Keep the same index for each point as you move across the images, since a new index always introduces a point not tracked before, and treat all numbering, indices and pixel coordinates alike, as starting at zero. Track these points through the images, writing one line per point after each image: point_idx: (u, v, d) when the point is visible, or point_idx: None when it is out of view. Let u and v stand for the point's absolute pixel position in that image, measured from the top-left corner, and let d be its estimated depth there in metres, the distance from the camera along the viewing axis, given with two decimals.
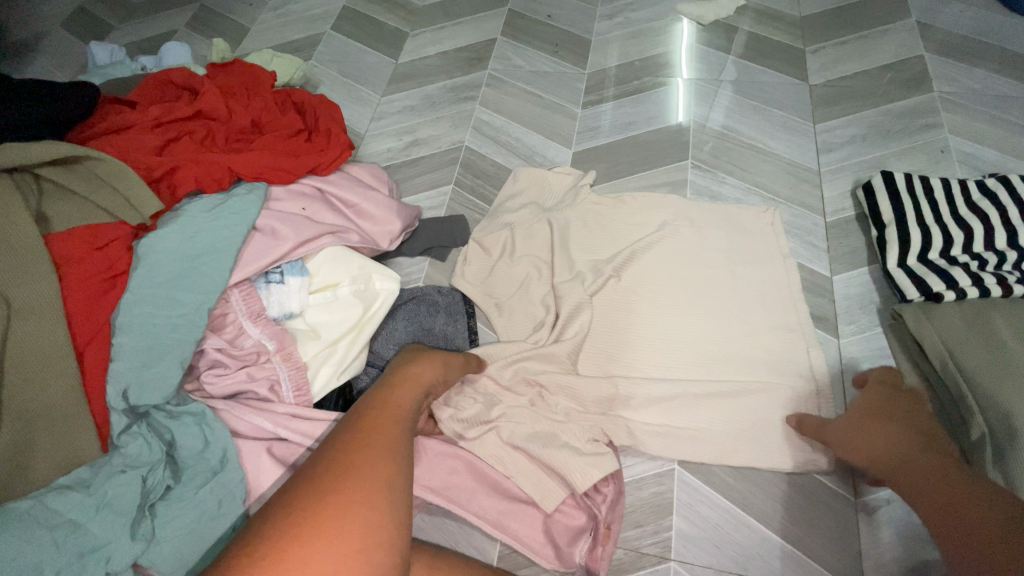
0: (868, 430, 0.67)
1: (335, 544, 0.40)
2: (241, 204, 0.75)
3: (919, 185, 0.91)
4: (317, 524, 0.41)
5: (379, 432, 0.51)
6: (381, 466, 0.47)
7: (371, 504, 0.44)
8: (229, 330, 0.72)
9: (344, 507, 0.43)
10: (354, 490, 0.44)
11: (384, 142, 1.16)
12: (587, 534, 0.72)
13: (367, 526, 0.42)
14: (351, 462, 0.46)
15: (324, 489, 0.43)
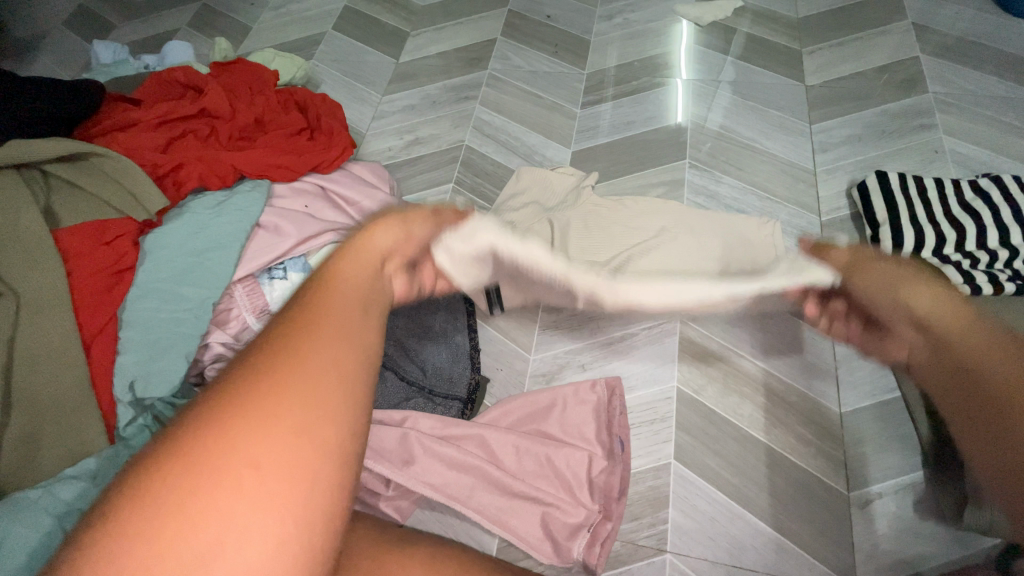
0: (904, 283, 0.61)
1: (272, 435, 0.36)
2: (245, 201, 0.77)
3: (913, 185, 0.92)
4: (243, 411, 0.36)
5: (320, 322, 0.43)
6: (329, 347, 0.42)
7: (315, 394, 0.38)
8: (232, 325, 0.72)
9: (284, 396, 0.38)
10: (296, 375, 0.39)
11: (385, 140, 1.17)
12: (585, 530, 0.73)
13: (309, 429, 0.37)
14: (295, 343, 0.41)
15: (262, 375, 0.38)
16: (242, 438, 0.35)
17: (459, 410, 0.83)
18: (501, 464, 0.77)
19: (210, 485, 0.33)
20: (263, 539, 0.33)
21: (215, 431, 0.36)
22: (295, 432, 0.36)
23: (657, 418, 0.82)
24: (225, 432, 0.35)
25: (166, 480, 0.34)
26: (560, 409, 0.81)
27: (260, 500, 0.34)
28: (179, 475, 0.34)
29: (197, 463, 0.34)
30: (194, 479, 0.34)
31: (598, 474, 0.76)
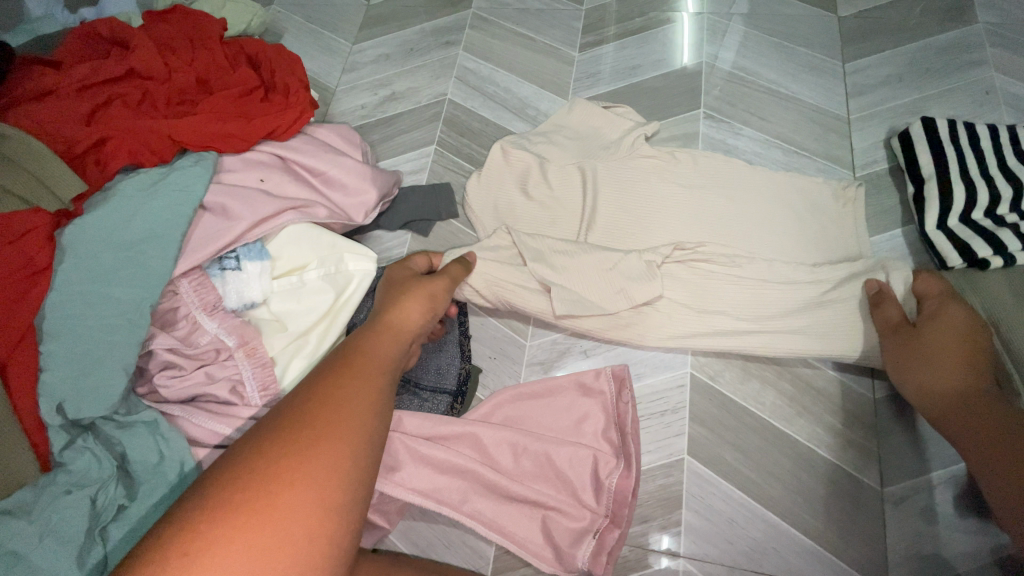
0: (940, 365, 0.63)
1: (308, 493, 0.38)
2: (185, 177, 0.66)
3: (964, 134, 0.80)
4: (288, 472, 0.39)
5: (354, 387, 0.45)
6: (363, 410, 0.44)
7: (349, 450, 0.41)
8: (181, 327, 0.63)
9: (316, 471, 0.39)
10: (337, 441, 0.41)
11: (358, 97, 1.03)
12: (590, 537, 0.66)
13: (330, 496, 0.39)
14: (314, 433, 0.41)
15: (298, 434, 0.40)
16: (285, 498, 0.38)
17: (448, 405, 0.74)
18: (496, 465, 0.69)
19: (250, 531, 0.36)
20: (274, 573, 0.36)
21: (256, 481, 0.38)
22: (316, 509, 0.38)
23: (668, 410, 0.74)
24: (270, 480, 0.38)
25: (206, 536, 0.36)
26: (554, 401, 0.73)
27: (297, 555, 0.37)
28: (221, 530, 0.36)
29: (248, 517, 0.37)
30: (243, 522, 0.37)
31: (606, 475, 0.68)
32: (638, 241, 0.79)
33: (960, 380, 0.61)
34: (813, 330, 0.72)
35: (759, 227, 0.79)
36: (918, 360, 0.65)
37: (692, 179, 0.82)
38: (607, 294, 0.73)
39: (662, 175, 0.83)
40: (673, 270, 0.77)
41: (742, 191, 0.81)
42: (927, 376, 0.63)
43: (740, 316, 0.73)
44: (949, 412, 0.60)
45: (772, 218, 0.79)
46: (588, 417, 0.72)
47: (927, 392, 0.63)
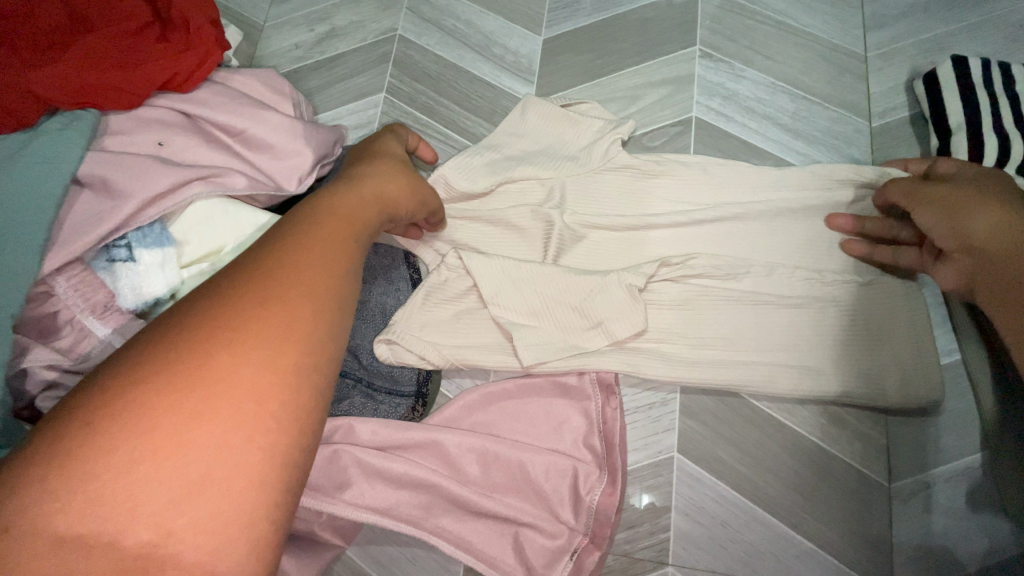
0: (973, 212, 0.52)
1: (252, 367, 0.31)
2: (53, 143, 0.52)
3: (997, 77, 0.68)
4: (217, 348, 0.31)
5: (314, 252, 0.39)
6: (326, 276, 0.37)
7: (309, 315, 0.35)
8: (66, 336, 0.51)
9: (264, 346, 0.32)
10: (284, 308, 0.34)
11: (292, 34, 0.87)
12: (567, 557, 0.59)
13: (275, 385, 0.31)
14: (264, 301, 0.34)
15: (251, 289, 0.34)
16: (217, 370, 0.31)
17: (408, 408, 0.65)
18: (462, 474, 0.61)
19: (151, 443, 0.28)
20: (200, 480, 0.28)
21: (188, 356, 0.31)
22: (265, 390, 0.31)
23: (658, 403, 0.66)
24: (198, 351, 0.31)
25: (108, 443, 0.28)
26: (526, 403, 0.65)
27: (234, 456, 0.29)
28: (130, 426, 0.28)
29: (156, 409, 0.29)
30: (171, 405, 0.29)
31: (587, 491, 0.61)
32: (617, 261, 0.68)
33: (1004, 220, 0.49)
34: (828, 368, 0.62)
35: (760, 229, 0.67)
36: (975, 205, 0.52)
37: (678, 189, 0.69)
38: (584, 334, 0.63)
39: (642, 185, 0.70)
40: (660, 290, 0.67)
41: (737, 195, 0.68)
42: (985, 217, 0.51)
43: (740, 352, 0.63)
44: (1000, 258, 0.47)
45: (770, 219, 0.67)
46: (566, 423, 0.64)
47: (988, 238, 0.49)
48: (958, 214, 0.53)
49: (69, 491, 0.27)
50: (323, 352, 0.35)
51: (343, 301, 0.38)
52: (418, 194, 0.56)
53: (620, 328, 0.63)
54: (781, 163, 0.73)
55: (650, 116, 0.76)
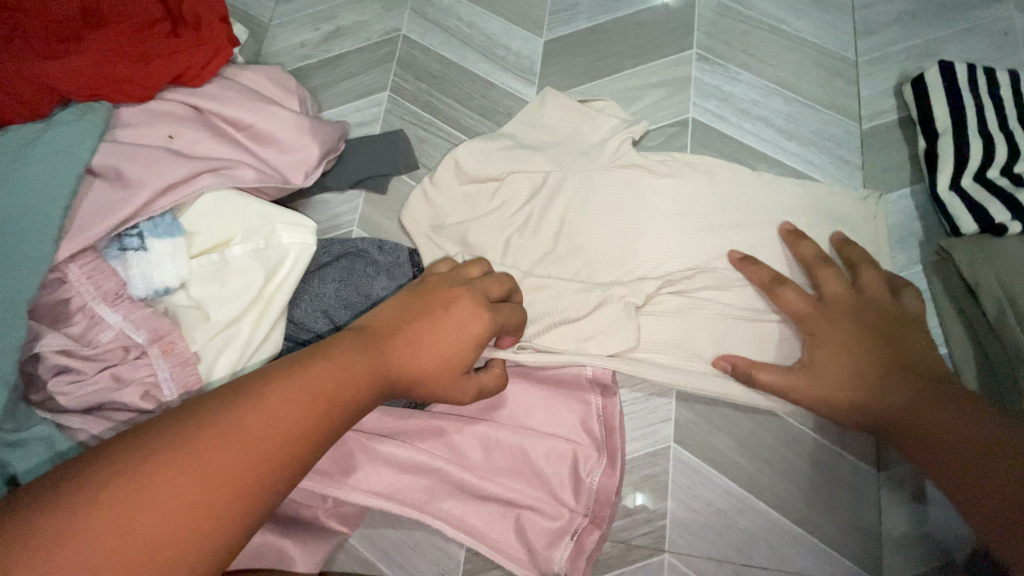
0: (858, 365, 0.57)
1: (211, 488, 0.35)
2: (66, 134, 0.54)
3: (982, 81, 0.71)
4: (194, 458, 0.35)
5: (315, 382, 0.42)
6: (313, 411, 0.40)
7: (279, 455, 0.38)
8: (77, 322, 0.52)
9: (228, 467, 0.36)
10: (259, 438, 0.37)
11: (297, 33, 0.88)
12: (567, 538, 0.61)
13: (220, 511, 0.35)
14: (248, 423, 0.38)
15: (248, 405, 0.38)
16: (185, 473, 0.34)
17: (411, 395, 0.66)
18: (465, 459, 0.63)
19: (104, 528, 0.32)
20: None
21: (175, 455, 0.35)
22: (209, 510, 0.34)
23: (654, 395, 0.67)
24: (180, 454, 0.35)
25: (70, 517, 0.32)
26: (527, 391, 0.66)
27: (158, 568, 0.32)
28: (94, 506, 0.32)
29: (131, 495, 0.33)
30: (133, 498, 0.33)
31: (587, 473, 0.63)
32: (617, 271, 0.69)
33: (898, 396, 0.54)
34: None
35: (755, 226, 0.69)
36: (835, 347, 0.58)
37: (675, 190, 0.71)
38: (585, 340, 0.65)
39: (642, 184, 0.72)
40: (663, 301, 0.68)
41: (732, 191, 0.71)
42: (845, 372, 0.57)
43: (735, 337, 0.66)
44: (908, 429, 0.52)
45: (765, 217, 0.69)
46: (565, 409, 0.65)
47: (893, 411, 0.54)
48: (839, 362, 0.58)
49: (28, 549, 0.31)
50: (272, 492, 0.38)
51: (324, 441, 0.41)
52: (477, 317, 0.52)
53: (617, 339, 0.64)
54: (774, 163, 0.75)
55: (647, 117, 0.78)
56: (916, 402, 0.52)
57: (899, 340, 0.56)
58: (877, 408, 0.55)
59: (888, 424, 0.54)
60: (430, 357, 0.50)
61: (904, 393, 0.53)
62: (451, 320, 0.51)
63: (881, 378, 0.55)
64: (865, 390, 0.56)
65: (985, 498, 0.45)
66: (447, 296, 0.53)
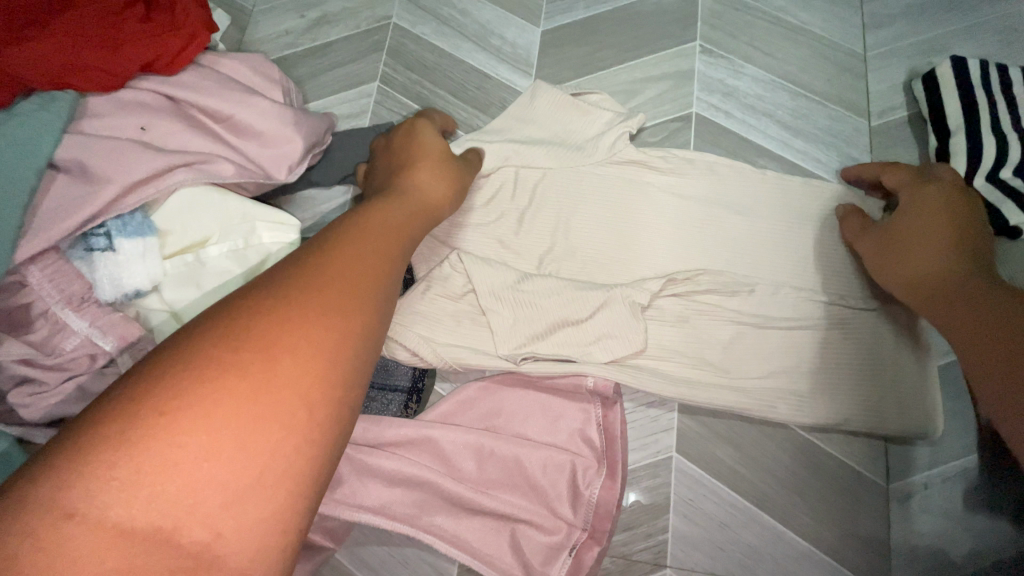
0: (912, 250, 0.54)
1: (292, 377, 0.30)
2: (25, 125, 0.49)
3: (996, 78, 0.68)
4: (258, 351, 0.30)
5: (359, 258, 0.37)
6: (369, 284, 0.36)
7: (350, 328, 0.33)
8: (38, 329, 0.48)
9: (303, 350, 0.31)
10: (329, 317, 0.32)
11: (281, 20, 0.84)
12: (566, 553, 0.58)
13: (313, 395, 0.30)
14: (302, 305, 0.32)
15: (296, 291, 0.33)
16: (259, 368, 0.29)
17: (401, 405, 0.64)
18: (458, 472, 0.60)
19: (185, 443, 0.26)
20: (230, 488, 0.27)
21: (230, 354, 0.29)
22: (301, 401, 0.29)
23: (655, 401, 0.65)
24: (244, 351, 0.29)
25: (140, 441, 0.26)
26: (523, 399, 0.63)
27: (263, 472, 0.28)
28: (162, 426, 0.27)
29: (200, 403, 0.27)
30: (208, 407, 0.27)
31: (586, 486, 0.60)
32: (619, 273, 0.66)
33: (948, 259, 0.50)
34: (822, 364, 0.62)
35: (759, 227, 0.66)
36: (922, 214, 0.55)
37: (677, 186, 0.68)
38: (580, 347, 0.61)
39: (642, 183, 0.69)
40: (663, 305, 0.65)
41: (734, 190, 0.68)
42: (914, 255, 0.53)
43: (737, 342, 0.63)
44: (937, 303, 0.49)
45: (770, 217, 0.67)
46: (564, 417, 0.62)
47: (942, 271, 0.50)
48: (905, 248, 0.54)
49: (100, 491, 0.25)
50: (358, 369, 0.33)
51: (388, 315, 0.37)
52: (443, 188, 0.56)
53: (615, 347, 0.61)
54: (780, 160, 0.73)
55: (649, 111, 0.75)
56: (964, 270, 0.49)
57: (958, 215, 0.53)
58: (925, 275, 0.52)
59: (930, 295, 0.50)
60: (416, 216, 0.49)
61: (951, 262, 0.50)
62: (431, 175, 0.56)
63: (936, 248, 0.52)
64: (922, 265, 0.52)
65: (1003, 391, 0.39)
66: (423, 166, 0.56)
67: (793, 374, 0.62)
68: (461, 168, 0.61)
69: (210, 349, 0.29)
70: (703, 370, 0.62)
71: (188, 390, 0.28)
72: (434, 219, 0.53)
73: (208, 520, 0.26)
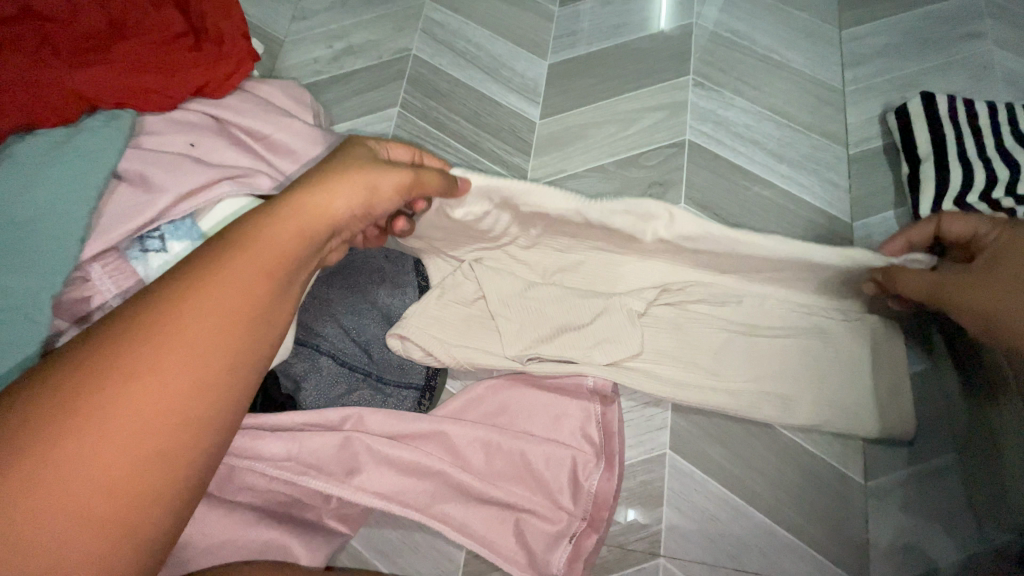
0: None
1: (149, 398, 0.33)
2: (94, 139, 0.56)
3: (962, 112, 0.75)
4: (117, 377, 0.33)
5: (229, 282, 0.38)
6: (244, 304, 0.38)
7: (213, 349, 0.36)
8: (96, 319, 0.54)
9: (163, 373, 0.34)
10: (189, 340, 0.35)
11: (311, 49, 0.92)
12: (566, 541, 0.63)
13: (175, 413, 0.34)
14: (169, 329, 0.35)
15: (164, 314, 0.35)
16: (117, 389, 0.32)
17: (415, 401, 0.69)
18: (466, 464, 0.65)
19: (39, 463, 0.30)
20: (88, 503, 0.31)
21: (92, 376, 0.32)
22: (159, 420, 0.33)
23: (650, 402, 0.70)
24: (106, 376, 0.32)
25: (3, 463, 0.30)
26: (528, 398, 0.68)
27: (120, 485, 0.32)
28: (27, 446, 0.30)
29: (63, 426, 0.31)
30: (67, 429, 0.31)
31: (586, 478, 0.65)
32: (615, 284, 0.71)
33: None
34: (806, 370, 0.67)
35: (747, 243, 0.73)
36: (1017, 265, 0.52)
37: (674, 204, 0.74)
38: (582, 351, 0.66)
39: None
40: (658, 313, 0.71)
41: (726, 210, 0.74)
42: None
43: (728, 349, 0.68)
44: None
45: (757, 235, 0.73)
46: (565, 415, 0.67)
47: None
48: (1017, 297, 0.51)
49: None
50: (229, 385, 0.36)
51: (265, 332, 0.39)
52: (376, 194, 0.48)
53: (615, 351, 0.66)
54: (766, 183, 0.79)
55: (646, 138, 0.82)
56: None
57: None
58: None
59: None
60: (294, 228, 0.42)
61: None
62: (330, 183, 0.45)
63: None
64: None
65: None
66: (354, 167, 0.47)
67: (779, 379, 0.67)
68: (408, 181, 0.50)
69: (71, 376, 0.32)
70: (696, 373, 0.67)
71: (53, 410, 0.31)
72: (325, 234, 0.45)
73: (64, 528, 0.30)
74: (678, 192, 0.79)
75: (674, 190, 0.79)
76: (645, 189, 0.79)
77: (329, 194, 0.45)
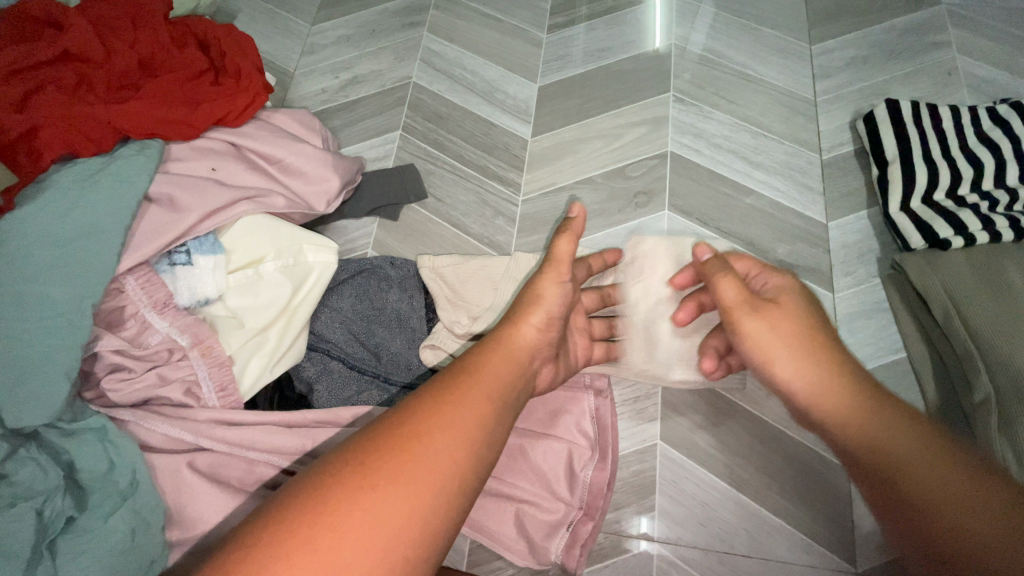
0: (786, 357, 0.55)
1: (389, 499, 0.38)
2: (128, 166, 0.63)
3: (927, 115, 0.80)
4: (364, 484, 0.38)
5: (467, 396, 0.45)
6: (470, 417, 0.44)
7: (453, 452, 0.41)
8: (130, 326, 0.61)
9: (404, 478, 0.39)
10: (428, 449, 0.41)
11: (318, 81, 0.99)
12: (563, 529, 0.66)
13: (407, 516, 0.37)
14: (413, 435, 0.41)
15: (405, 430, 0.41)
16: (357, 495, 0.37)
17: None
18: None
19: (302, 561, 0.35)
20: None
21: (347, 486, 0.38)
22: (393, 520, 0.37)
23: (639, 395, 0.74)
24: (352, 482, 0.38)
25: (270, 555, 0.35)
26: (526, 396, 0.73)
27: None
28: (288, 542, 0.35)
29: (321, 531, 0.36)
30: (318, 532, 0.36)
31: (581, 468, 0.68)
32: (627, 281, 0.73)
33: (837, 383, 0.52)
34: None
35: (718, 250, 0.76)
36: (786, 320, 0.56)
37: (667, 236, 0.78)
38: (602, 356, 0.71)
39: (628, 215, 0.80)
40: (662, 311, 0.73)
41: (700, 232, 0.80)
42: (813, 371, 0.53)
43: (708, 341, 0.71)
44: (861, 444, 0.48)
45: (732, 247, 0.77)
46: (562, 411, 0.71)
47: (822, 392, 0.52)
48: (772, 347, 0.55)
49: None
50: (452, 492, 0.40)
51: (485, 450, 0.44)
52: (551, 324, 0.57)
53: (630, 351, 0.71)
54: (744, 189, 0.84)
55: (631, 151, 0.88)
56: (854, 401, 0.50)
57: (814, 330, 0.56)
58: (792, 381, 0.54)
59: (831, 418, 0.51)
60: (507, 355, 0.51)
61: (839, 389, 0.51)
62: (527, 314, 0.56)
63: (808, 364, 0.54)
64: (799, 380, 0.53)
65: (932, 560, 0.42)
66: (538, 316, 0.56)
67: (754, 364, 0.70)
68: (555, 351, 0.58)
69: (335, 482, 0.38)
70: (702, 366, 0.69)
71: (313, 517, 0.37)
72: (529, 358, 0.53)
73: None
74: (662, 200, 0.84)
75: (658, 199, 0.84)
76: (631, 198, 0.85)
77: (530, 327, 0.55)
